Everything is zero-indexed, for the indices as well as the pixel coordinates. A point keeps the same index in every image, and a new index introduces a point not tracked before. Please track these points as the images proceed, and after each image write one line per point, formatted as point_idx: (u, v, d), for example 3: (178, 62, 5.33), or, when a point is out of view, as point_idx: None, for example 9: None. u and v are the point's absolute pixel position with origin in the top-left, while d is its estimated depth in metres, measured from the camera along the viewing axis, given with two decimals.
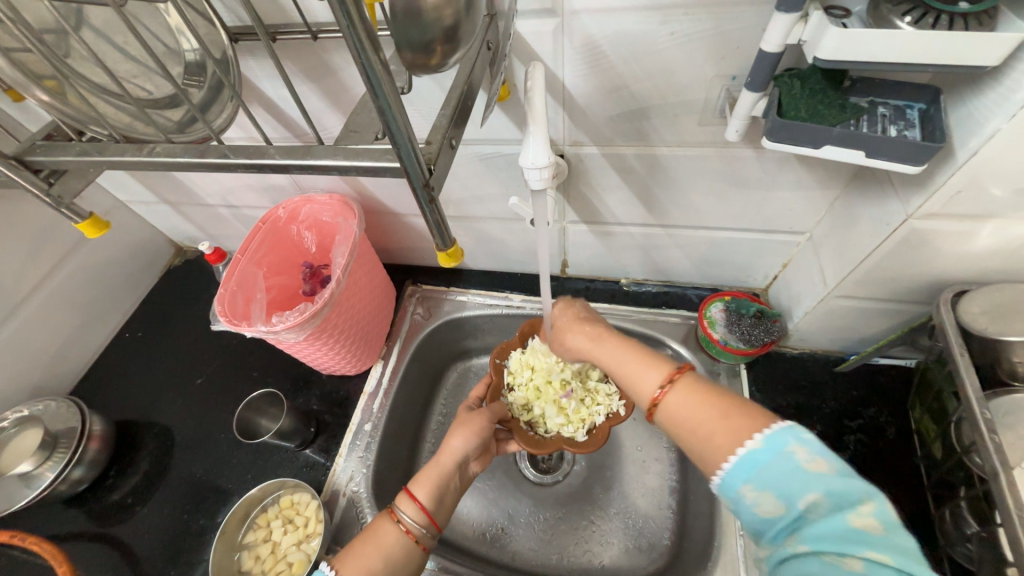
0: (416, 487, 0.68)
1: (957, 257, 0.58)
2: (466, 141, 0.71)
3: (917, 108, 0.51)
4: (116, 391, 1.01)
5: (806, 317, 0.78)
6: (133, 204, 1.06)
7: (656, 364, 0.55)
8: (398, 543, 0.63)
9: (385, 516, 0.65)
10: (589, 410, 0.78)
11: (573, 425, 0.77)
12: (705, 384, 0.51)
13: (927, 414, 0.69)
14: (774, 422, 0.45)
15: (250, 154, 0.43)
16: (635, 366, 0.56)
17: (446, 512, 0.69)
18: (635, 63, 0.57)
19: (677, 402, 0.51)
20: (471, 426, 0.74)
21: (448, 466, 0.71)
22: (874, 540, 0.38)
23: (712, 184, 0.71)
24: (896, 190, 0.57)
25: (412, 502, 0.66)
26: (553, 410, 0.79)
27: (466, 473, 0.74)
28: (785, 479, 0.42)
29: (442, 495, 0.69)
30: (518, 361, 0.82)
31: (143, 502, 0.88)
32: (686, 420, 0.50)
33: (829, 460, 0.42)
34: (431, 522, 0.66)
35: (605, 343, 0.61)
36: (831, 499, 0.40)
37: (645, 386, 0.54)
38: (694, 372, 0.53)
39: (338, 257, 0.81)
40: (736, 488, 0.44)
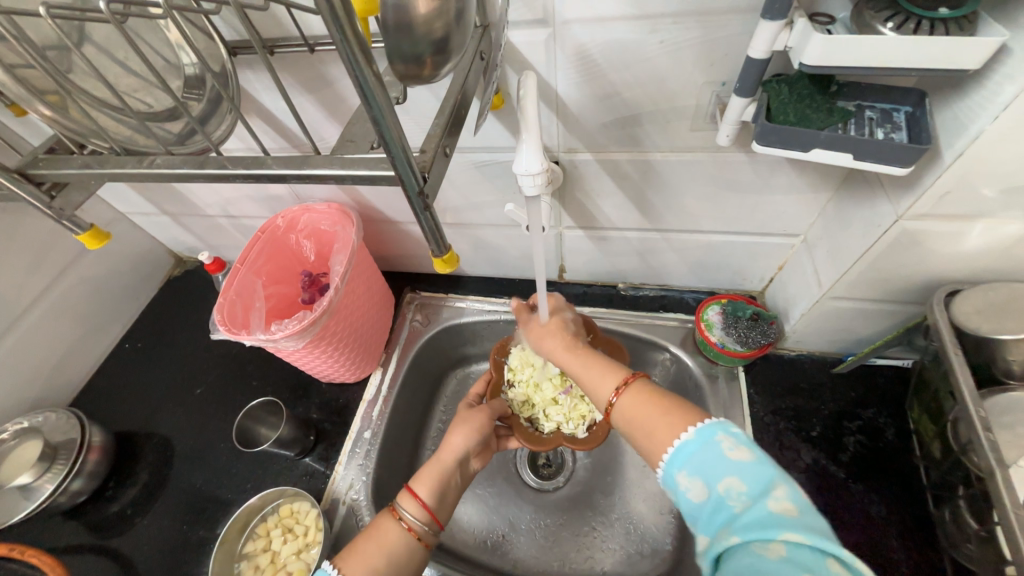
0: (416, 485, 0.68)
1: (949, 257, 0.58)
2: (462, 150, 0.72)
3: (905, 111, 0.51)
4: (116, 402, 1.01)
5: (802, 319, 0.78)
6: (133, 216, 1.07)
7: (611, 371, 0.59)
8: (399, 541, 0.63)
9: (386, 515, 0.65)
10: (588, 406, 0.79)
11: (573, 421, 0.78)
12: (652, 389, 0.55)
13: (925, 414, 0.69)
14: (706, 418, 0.48)
15: (248, 165, 0.43)
16: (594, 372, 0.59)
17: (447, 509, 0.70)
18: (626, 71, 0.58)
19: (627, 404, 0.54)
20: (472, 423, 0.74)
21: (449, 463, 0.71)
22: (789, 522, 0.39)
23: (706, 189, 0.71)
24: (886, 192, 0.57)
25: (414, 500, 0.66)
26: (554, 407, 0.79)
27: (467, 471, 0.74)
28: (712, 466, 0.44)
29: (443, 492, 0.69)
30: (518, 357, 0.82)
31: (142, 513, 0.88)
32: (635, 421, 0.53)
33: (751, 450, 0.44)
34: (433, 519, 0.66)
35: (574, 349, 0.63)
36: (750, 483, 0.42)
37: (601, 390, 0.57)
38: (646, 378, 0.56)
39: (338, 266, 0.82)
40: (673, 478, 0.47)
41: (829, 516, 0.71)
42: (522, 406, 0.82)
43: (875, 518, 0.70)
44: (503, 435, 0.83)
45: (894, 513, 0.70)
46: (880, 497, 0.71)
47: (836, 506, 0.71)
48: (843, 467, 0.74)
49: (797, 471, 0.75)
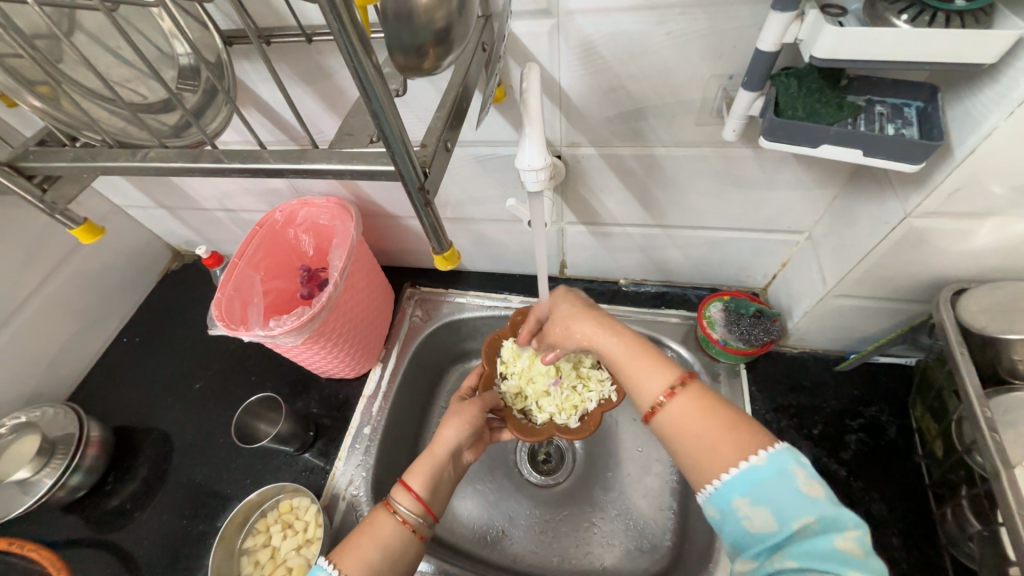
0: (411, 478, 0.68)
1: (958, 255, 0.57)
2: (463, 144, 0.71)
3: (916, 106, 0.50)
4: (115, 396, 1.01)
5: (805, 316, 0.77)
6: (130, 209, 1.06)
7: (662, 367, 0.55)
8: (394, 535, 0.63)
9: (381, 509, 0.65)
10: (580, 396, 0.78)
11: (565, 412, 0.78)
12: (708, 395, 0.52)
13: (928, 413, 0.69)
14: (776, 441, 0.47)
15: (244, 159, 0.42)
16: (642, 366, 0.56)
17: (441, 501, 0.69)
18: (631, 64, 0.57)
19: (682, 410, 0.51)
20: (463, 416, 0.74)
21: (441, 455, 0.70)
22: (857, 563, 0.40)
23: (710, 184, 0.70)
24: (895, 189, 0.56)
25: (408, 493, 0.65)
26: (546, 399, 0.80)
27: (460, 463, 0.73)
28: (783, 499, 0.44)
29: (436, 485, 0.68)
30: (509, 351, 0.83)
31: (142, 508, 0.87)
32: (684, 429, 0.51)
33: (822, 486, 0.44)
34: (427, 511, 0.66)
35: (613, 337, 0.59)
36: (823, 522, 0.42)
37: (650, 387, 0.54)
38: (699, 381, 0.53)
39: (336, 261, 0.81)
40: (731, 499, 0.46)
41: None
42: (515, 398, 0.82)
43: (876, 516, 0.70)
44: (496, 427, 0.81)
45: (895, 511, 0.70)
46: (881, 495, 0.71)
47: None
48: (844, 465, 0.74)
49: None
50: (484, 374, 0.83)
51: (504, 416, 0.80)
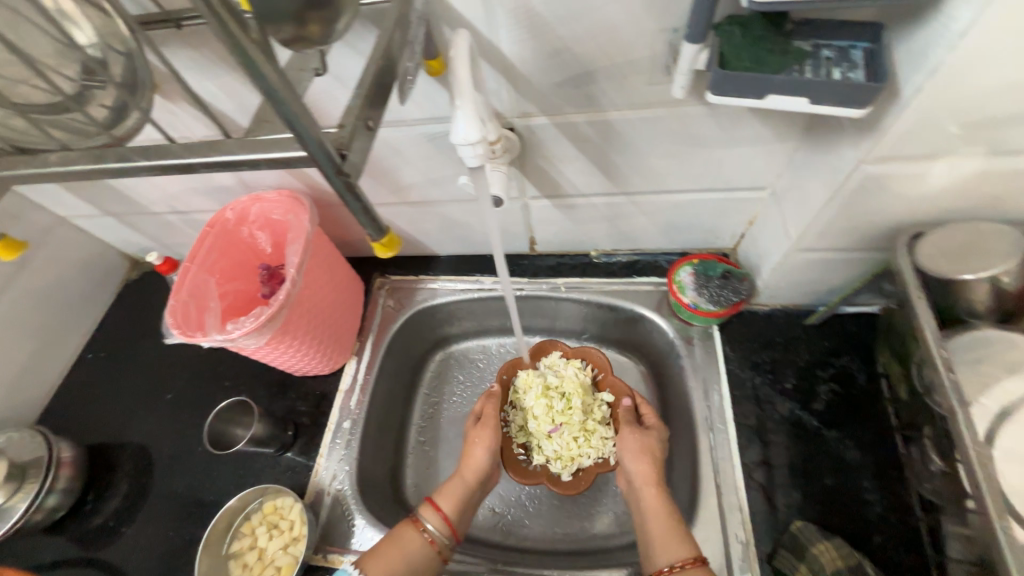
0: (439, 498, 0.75)
1: (914, 197, 0.57)
2: (411, 122, 0.68)
3: (862, 47, 0.48)
4: (86, 414, 0.98)
5: (772, 274, 0.78)
6: (75, 219, 1.01)
7: (683, 539, 0.65)
8: (419, 551, 0.70)
9: (409, 522, 0.72)
10: (578, 454, 0.81)
11: (561, 461, 0.81)
12: None
13: (892, 357, 0.69)
14: None
15: (154, 155, 0.39)
16: (666, 529, 0.67)
17: (464, 522, 0.76)
18: (573, 24, 0.54)
19: None
20: (483, 441, 0.80)
21: (468, 483, 0.77)
22: None
23: (669, 146, 0.68)
24: (848, 136, 0.55)
25: (436, 512, 0.73)
26: (546, 442, 0.83)
27: (484, 489, 0.80)
28: None
29: (461, 509, 0.75)
30: (523, 381, 0.86)
31: (127, 523, 0.86)
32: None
33: None
34: (451, 533, 0.73)
35: (650, 492, 0.71)
36: None
37: (669, 552, 0.64)
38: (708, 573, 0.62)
39: (292, 257, 0.77)
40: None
41: (803, 464, 0.73)
42: (518, 429, 0.86)
43: (848, 461, 0.72)
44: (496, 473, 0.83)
45: (866, 455, 0.72)
46: (853, 441, 0.73)
47: (809, 453, 0.73)
48: (817, 415, 0.76)
49: (773, 424, 0.76)
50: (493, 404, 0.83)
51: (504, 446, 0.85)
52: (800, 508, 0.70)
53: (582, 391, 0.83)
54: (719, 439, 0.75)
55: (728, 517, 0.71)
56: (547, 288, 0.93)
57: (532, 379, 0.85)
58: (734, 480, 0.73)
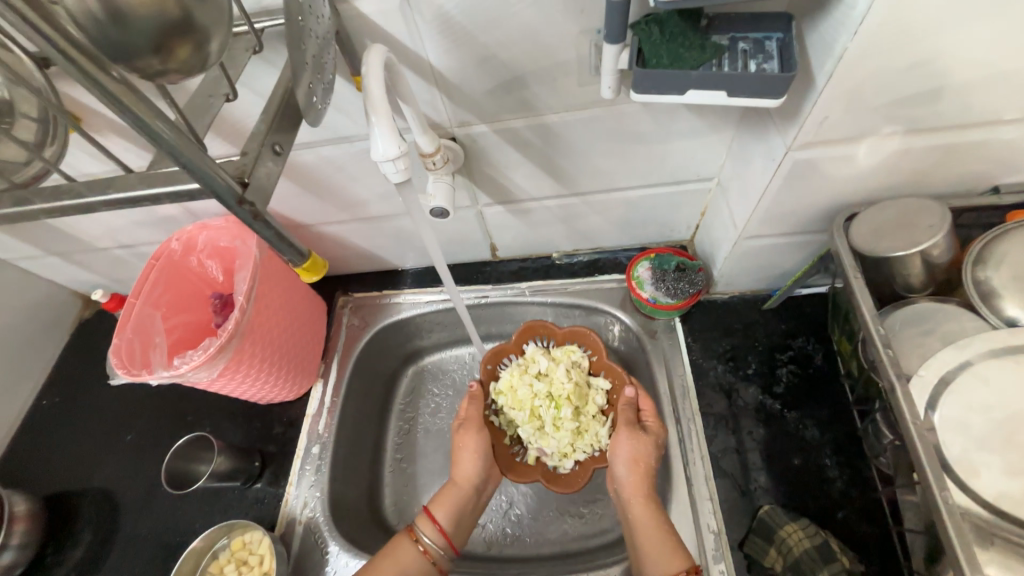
0: (436, 509, 0.74)
1: (844, 179, 0.58)
2: (351, 139, 0.67)
3: (776, 38, 0.49)
4: (42, 464, 0.94)
5: (725, 262, 0.79)
6: (19, 261, 0.97)
7: (675, 551, 0.63)
8: (415, 564, 0.70)
9: (405, 536, 0.72)
10: (572, 447, 0.79)
11: (558, 457, 0.80)
12: None
13: (843, 335, 0.71)
14: None
15: (58, 195, 0.38)
16: (658, 542, 0.65)
17: (462, 530, 0.76)
18: (496, 31, 0.54)
19: None
20: (472, 449, 0.78)
21: (464, 490, 0.77)
22: None
23: (611, 144, 0.69)
24: (775, 125, 0.56)
25: (433, 526, 0.73)
26: (542, 437, 0.81)
27: (482, 496, 0.79)
28: None
29: (458, 518, 0.75)
30: (506, 384, 0.82)
31: (92, 572, 0.83)
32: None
33: None
34: (448, 543, 0.73)
35: (638, 502, 0.69)
36: None
37: (660, 565, 0.63)
38: None
39: (241, 285, 0.75)
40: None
41: (769, 448, 0.74)
42: (509, 425, 0.84)
43: (810, 441, 0.73)
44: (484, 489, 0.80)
45: (827, 434, 0.73)
46: (814, 420, 0.74)
47: (774, 436, 0.74)
48: (779, 398, 0.77)
49: (738, 410, 0.77)
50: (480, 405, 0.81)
51: (496, 441, 0.84)
52: (768, 492, 0.71)
53: (574, 390, 0.80)
54: (686, 430, 0.76)
55: (700, 508, 0.71)
56: (512, 293, 0.93)
57: (519, 372, 0.83)
58: (703, 470, 0.73)
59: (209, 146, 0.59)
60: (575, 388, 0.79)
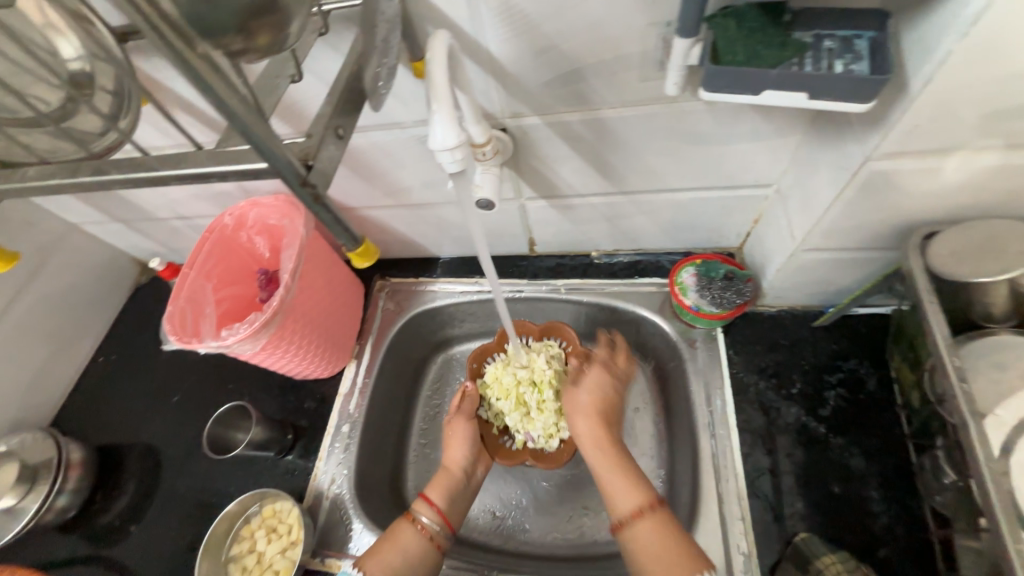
0: (431, 492, 0.74)
1: (924, 194, 0.54)
2: (401, 125, 0.67)
3: (867, 37, 0.45)
4: (95, 417, 1.00)
5: (778, 274, 0.75)
6: (85, 226, 1.03)
7: (638, 489, 0.66)
8: (415, 544, 0.68)
9: (402, 519, 0.71)
10: (557, 427, 0.81)
11: (544, 439, 0.81)
12: (673, 526, 0.62)
13: (904, 362, 0.66)
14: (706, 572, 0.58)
15: (131, 167, 0.39)
16: (619, 479, 0.68)
17: (459, 514, 0.75)
18: (560, 20, 0.52)
19: (642, 533, 0.62)
20: (461, 434, 0.79)
21: (455, 474, 0.76)
22: None
23: (668, 143, 0.66)
24: (854, 132, 0.52)
25: (429, 505, 0.72)
26: (528, 422, 0.82)
27: (474, 480, 0.78)
28: None
29: (454, 499, 0.74)
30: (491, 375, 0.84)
31: (134, 522, 0.88)
32: (644, 549, 0.61)
33: None
34: (446, 524, 0.71)
35: (598, 448, 0.71)
36: None
37: (623, 502, 0.65)
38: (666, 509, 0.64)
39: (287, 262, 0.77)
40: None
41: (808, 472, 0.70)
42: (496, 416, 0.85)
43: (855, 470, 0.69)
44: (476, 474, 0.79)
45: (875, 465, 0.69)
46: (861, 449, 0.70)
47: (815, 461, 0.71)
48: (824, 422, 0.73)
49: (777, 430, 0.73)
50: (469, 399, 0.82)
51: (484, 432, 0.85)
52: (805, 519, 0.68)
53: (556, 376, 0.82)
54: (720, 446, 0.73)
55: (730, 526, 0.68)
56: (547, 290, 0.92)
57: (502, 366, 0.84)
58: (735, 489, 0.70)
59: (276, 126, 0.60)
60: (556, 372, 0.82)
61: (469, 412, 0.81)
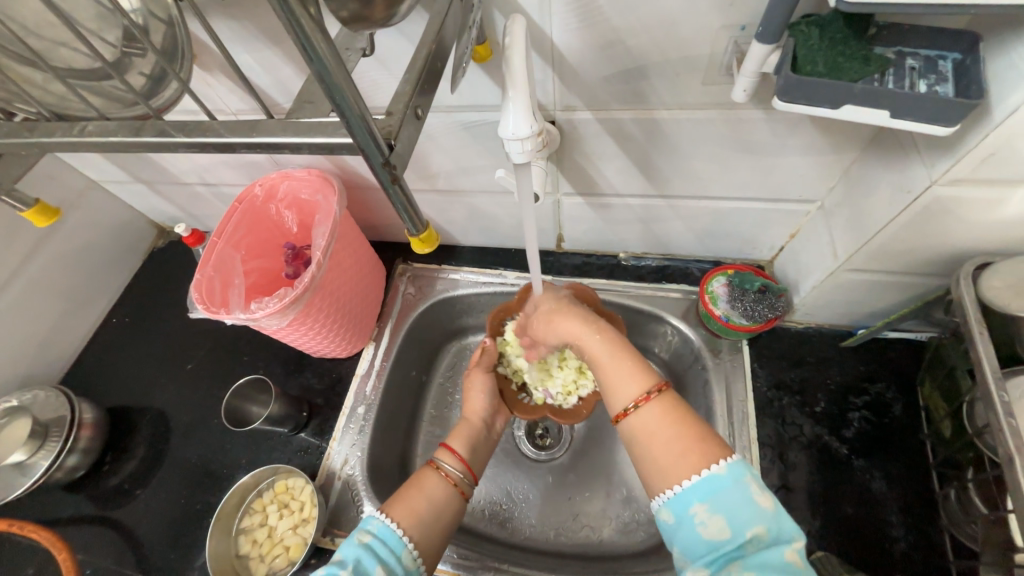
0: (452, 441, 0.73)
1: (983, 225, 0.53)
2: (448, 108, 0.65)
3: (952, 59, 0.44)
4: (107, 378, 1.00)
5: (813, 292, 0.74)
6: (106, 184, 1.01)
7: (639, 375, 0.60)
8: (439, 489, 0.67)
9: (426, 468, 0.69)
10: (576, 384, 0.81)
11: (563, 394, 0.81)
12: (678, 408, 0.57)
13: (937, 391, 0.68)
14: (726, 460, 0.51)
15: (198, 131, 0.39)
16: (620, 372, 0.61)
17: (480, 463, 0.74)
18: (631, 14, 0.50)
19: (645, 419, 0.56)
20: (481, 384, 0.80)
21: (475, 423, 0.77)
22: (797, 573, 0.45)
23: (719, 151, 0.65)
24: (920, 154, 0.52)
25: (452, 454, 0.71)
26: (547, 378, 0.82)
27: (493, 431, 0.79)
28: (737, 509, 0.48)
29: (474, 448, 0.74)
30: (512, 331, 0.84)
31: (141, 487, 0.87)
32: (648, 437, 0.56)
33: (766, 522, 0.47)
34: (469, 471, 0.71)
35: (593, 342, 0.64)
36: (771, 535, 0.46)
37: (625, 393, 0.59)
38: (672, 391, 0.58)
39: (319, 239, 0.76)
40: (689, 504, 0.50)
41: (828, 491, 0.70)
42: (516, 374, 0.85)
43: (876, 494, 0.69)
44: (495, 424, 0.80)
45: (896, 490, 0.69)
46: (883, 473, 0.70)
47: (834, 481, 0.71)
48: (846, 443, 0.73)
49: (797, 446, 0.73)
50: (489, 353, 0.82)
51: (503, 388, 0.84)
52: (821, 538, 0.68)
53: None
54: (740, 458, 0.73)
55: None
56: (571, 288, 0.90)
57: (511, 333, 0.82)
58: None
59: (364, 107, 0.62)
60: None
61: (488, 365, 0.82)
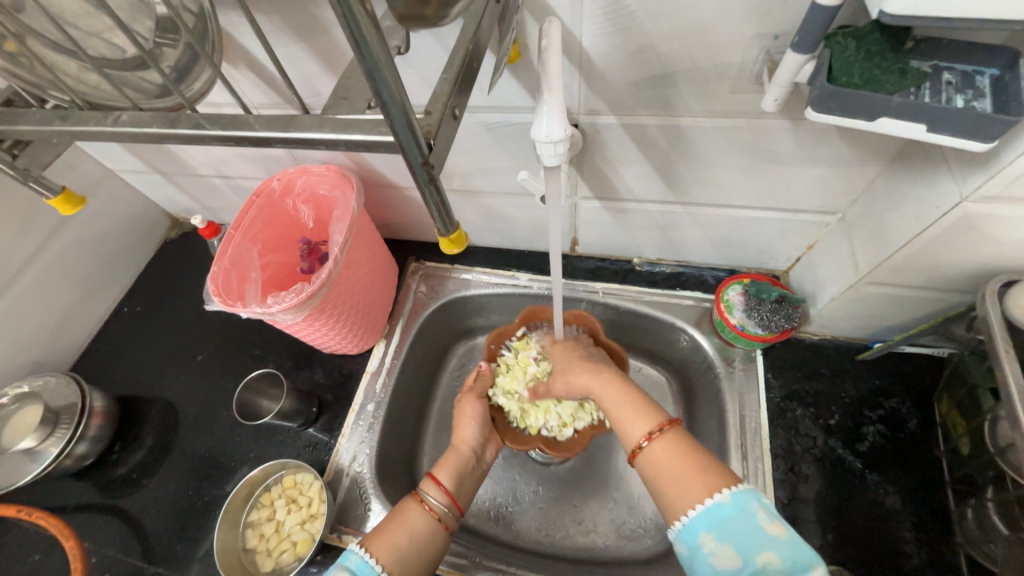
0: (439, 473, 0.72)
1: (1012, 243, 0.52)
2: (472, 109, 0.65)
3: (988, 74, 0.44)
4: (118, 366, 1.00)
5: (831, 303, 0.73)
6: (123, 173, 1.02)
7: (645, 413, 0.62)
8: (422, 523, 0.65)
9: (410, 498, 0.68)
10: (574, 417, 0.81)
11: (559, 428, 0.81)
12: (687, 442, 0.58)
13: (955, 408, 0.68)
14: (734, 484, 0.51)
15: (233, 125, 0.39)
16: (627, 410, 0.64)
17: (467, 495, 0.73)
18: (664, 20, 0.50)
19: (659, 451, 0.58)
20: (471, 411, 0.79)
21: (464, 453, 0.75)
22: None
23: (742, 160, 0.65)
24: (951, 169, 0.51)
25: (437, 485, 0.69)
26: (546, 412, 0.82)
27: (483, 461, 0.77)
28: (745, 536, 0.48)
29: (461, 479, 0.72)
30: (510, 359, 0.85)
31: (148, 477, 0.88)
32: (659, 471, 0.57)
33: (778, 550, 0.46)
34: (454, 504, 0.69)
35: (604, 386, 0.68)
36: (785, 563, 0.45)
37: (632, 433, 0.61)
38: (680, 428, 0.60)
39: (336, 235, 0.76)
40: (698, 535, 0.50)
41: (840, 505, 0.69)
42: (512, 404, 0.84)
43: (889, 509, 0.68)
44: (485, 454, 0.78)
45: (909, 505, 0.68)
46: (896, 489, 0.69)
47: (846, 495, 0.70)
48: (860, 457, 0.72)
49: (810, 459, 0.73)
50: (482, 379, 0.83)
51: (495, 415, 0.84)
52: (833, 552, 0.67)
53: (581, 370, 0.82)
54: (752, 468, 0.72)
55: None
56: (583, 292, 0.90)
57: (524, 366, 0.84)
58: None
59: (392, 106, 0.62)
60: None
61: (480, 391, 0.82)
